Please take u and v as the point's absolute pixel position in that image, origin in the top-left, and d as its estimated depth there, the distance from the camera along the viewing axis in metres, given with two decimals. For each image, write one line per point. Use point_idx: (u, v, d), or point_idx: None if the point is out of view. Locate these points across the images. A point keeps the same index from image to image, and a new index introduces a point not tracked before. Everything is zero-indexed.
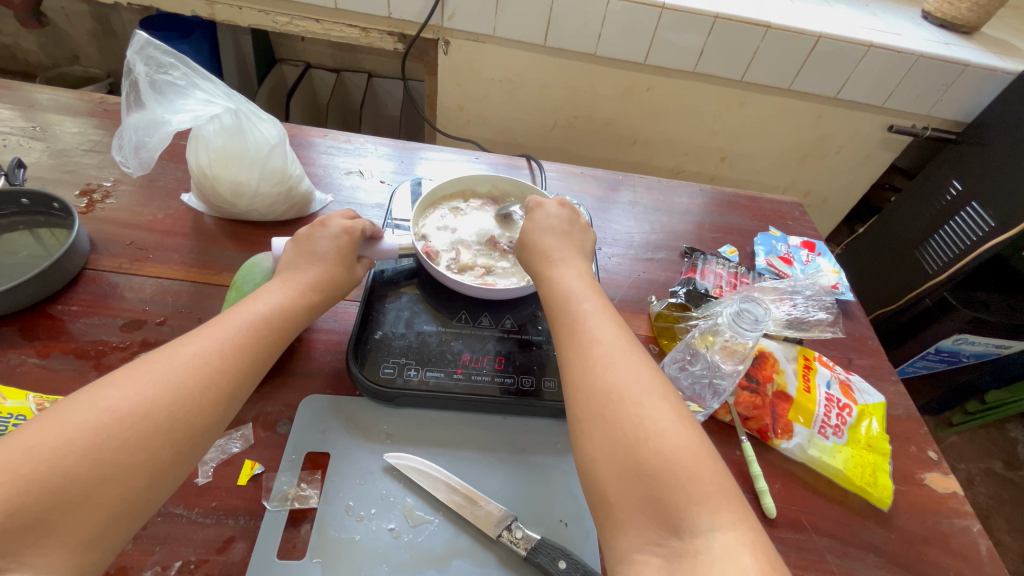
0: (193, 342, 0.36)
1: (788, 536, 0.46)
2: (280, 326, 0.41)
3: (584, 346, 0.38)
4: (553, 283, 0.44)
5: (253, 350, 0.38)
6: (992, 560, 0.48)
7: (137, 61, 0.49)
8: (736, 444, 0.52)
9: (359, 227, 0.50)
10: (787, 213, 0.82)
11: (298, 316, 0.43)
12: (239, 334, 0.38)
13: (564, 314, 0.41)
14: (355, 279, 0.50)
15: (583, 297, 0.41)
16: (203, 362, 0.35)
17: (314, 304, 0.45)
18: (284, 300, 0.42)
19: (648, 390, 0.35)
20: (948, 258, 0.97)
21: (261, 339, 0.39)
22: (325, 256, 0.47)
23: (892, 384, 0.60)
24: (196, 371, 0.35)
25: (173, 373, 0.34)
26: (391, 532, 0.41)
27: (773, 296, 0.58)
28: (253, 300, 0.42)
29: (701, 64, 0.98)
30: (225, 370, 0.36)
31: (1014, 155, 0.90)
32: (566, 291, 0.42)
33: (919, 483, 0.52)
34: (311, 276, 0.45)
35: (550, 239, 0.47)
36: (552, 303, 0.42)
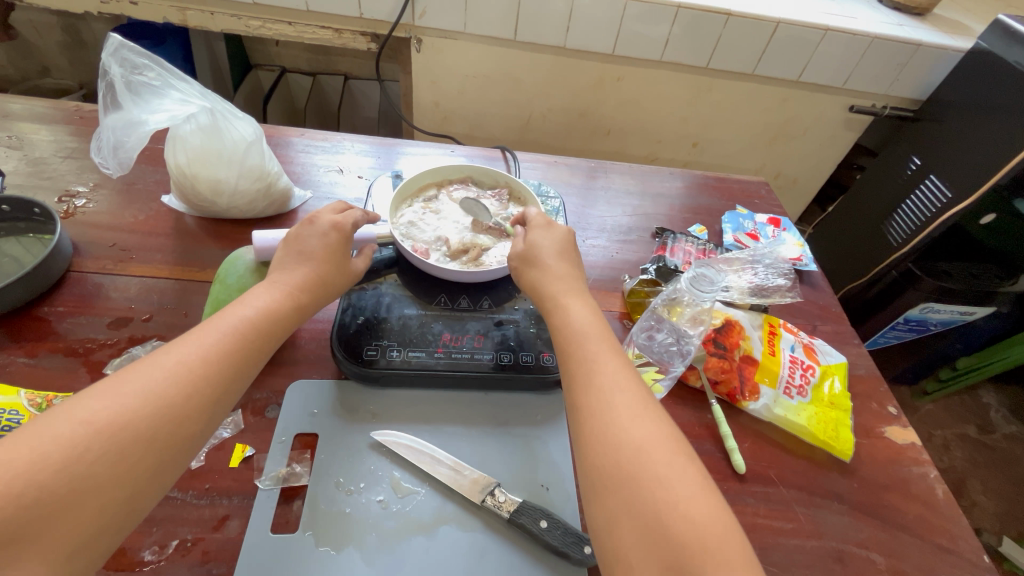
0: (178, 350, 0.38)
1: (757, 489, 0.49)
2: (267, 329, 0.43)
3: (608, 394, 0.39)
4: (565, 322, 0.45)
5: (238, 354, 0.40)
6: (947, 502, 0.51)
7: (112, 63, 0.50)
8: (708, 407, 0.54)
9: (352, 223, 0.52)
10: (753, 192, 0.85)
11: (284, 318, 0.44)
12: (223, 339, 0.40)
13: (583, 356, 0.42)
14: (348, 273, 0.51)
15: (598, 338, 0.43)
16: (188, 370, 0.37)
17: (300, 302, 0.46)
18: (269, 303, 0.44)
19: (673, 451, 0.36)
20: (912, 231, 1.02)
21: (249, 345, 0.41)
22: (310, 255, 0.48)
23: (854, 347, 0.64)
24: (182, 381, 0.36)
25: (157, 382, 0.35)
26: (380, 503, 0.43)
27: (737, 268, 0.62)
28: (239, 304, 0.43)
29: (667, 53, 1.01)
30: (210, 378, 0.37)
31: (968, 131, 0.94)
32: (582, 332, 0.43)
33: (880, 436, 0.55)
34: (299, 279, 0.46)
35: (559, 269, 0.49)
36: (567, 344, 0.43)
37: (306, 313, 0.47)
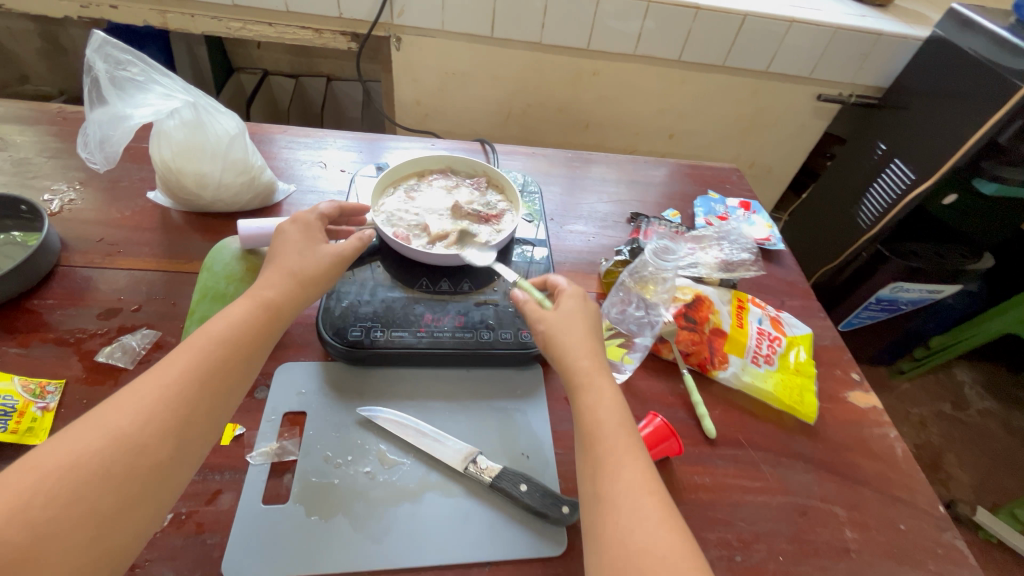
0: (150, 387, 0.37)
1: (727, 452, 0.52)
2: (246, 352, 0.42)
3: (634, 494, 0.38)
4: (593, 409, 0.43)
5: (214, 381, 0.39)
6: (906, 459, 0.54)
7: (96, 59, 0.52)
8: (680, 377, 0.57)
9: (316, 215, 0.54)
10: (725, 178, 0.88)
11: (261, 340, 0.44)
12: (195, 369, 0.39)
13: (611, 447, 0.41)
14: (322, 257, 0.50)
15: (626, 426, 0.42)
16: (162, 411, 0.36)
17: (267, 299, 0.45)
18: (245, 320, 0.43)
19: (694, 564, 0.35)
20: (881, 213, 1.06)
21: (227, 377, 0.40)
22: (284, 265, 0.48)
23: (820, 319, 0.67)
24: (153, 423, 0.36)
25: (128, 425, 0.35)
26: (367, 474, 0.45)
27: (705, 245, 0.66)
28: (214, 321, 0.43)
29: (641, 47, 1.04)
30: (185, 416, 0.37)
31: (929, 116, 0.98)
32: (610, 420, 0.42)
33: (843, 400, 0.58)
34: (276, 293, 0.46)
35: (586, 344, 0.47)
36: (593, 431, 0.42)
37: (285, 317, 0.46)
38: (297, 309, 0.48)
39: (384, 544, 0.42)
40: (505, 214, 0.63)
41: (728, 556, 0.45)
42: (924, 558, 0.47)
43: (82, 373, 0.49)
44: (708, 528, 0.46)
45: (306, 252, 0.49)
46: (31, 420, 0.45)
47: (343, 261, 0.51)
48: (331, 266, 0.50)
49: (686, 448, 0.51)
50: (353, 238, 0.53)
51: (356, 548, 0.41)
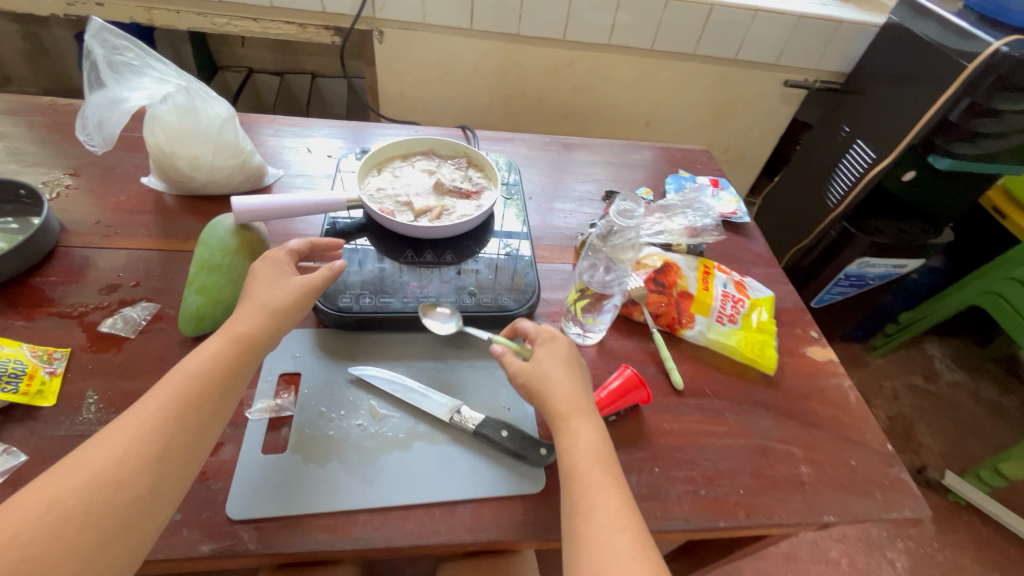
0: (128, 427, 0.39)
1: (694, 401, 0.56)
2: (222, 385, 0.43)
3: (607, 531, 0.39)
4: (571, 448, 0.44)
5: (191, 416, 0.41)
6: (859, 405, 0.59)
7: (94, 44, 0.55)
8: (651, 337, 0.61)
9: (285, 250, 0.53)
10: (696, 159, 0.93)
11: (239, 371, 0.44)
12: (171, 406, 0.40)
13: (588, 484, 0.42)
14: (291, 287, 0.49)
15: (602, 463, 0.43)
16: (140, 450, 0.38)
17: (237, 333, 0.45)
18: (217, 355, 0.44)
19: None
20: (846, 191, 1.12)
21: (204, 412, 0.41)
22: (257, 300, 0.48)
23: (782, 285, 0.71)
24: (131, 460, 0.37)
25: (107, 465, 0.37)
26: (359, 426, 0.49)
27: (672, 215, 0.71)
28: (190, 356, 0.44)
29: (615, 37, 1.09)
30: (162, 451, 0.39)
31: (887, 98, 1.04)
32: (587, 460, 0.43)
33: (802, 355, 0.63)
34: (249, 326, 0.46)
35: (567, 386, 0.47)
36: (570, 470, 0.43)
37: (261, 349, 0.47)
38: (271, 341, 0.48)
39: (376, 486, 0.45)
40: (484, 190, 0.68)
41: (693, 491, 0.49)
42: (871, 489, 0.52)
43: (86, 343, 0.51)
44: (676, 468, 0.50)
45: (277, 284, 0.49)
46: (41, 383, 0.47)
47: (312, 291, 0.50)
48: (302, 297, 0.50)
49: (656, 398, 0.56)
50: (323, 268, 0.52)
51: (350, 490, 0.45)
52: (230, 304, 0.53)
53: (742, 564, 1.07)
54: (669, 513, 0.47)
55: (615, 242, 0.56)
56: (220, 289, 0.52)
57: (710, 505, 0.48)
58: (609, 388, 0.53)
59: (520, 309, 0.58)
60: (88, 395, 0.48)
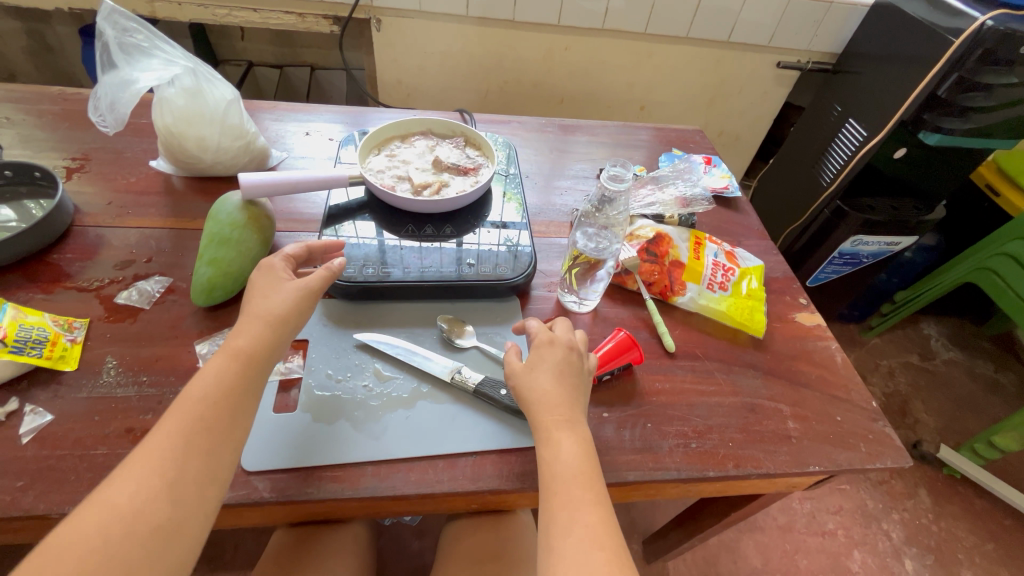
0: (140, 460, 0.38)
1: (686, 362, 0.58)
2: (229, 405, 0.42)
3: (584, 549, 0.39)
4: (553, 461, 0.44)
5: (201, 440, 0.40)
6: (845, 366, 0.61)
7: (105, 26, 0.58)
8: (644, 304, 0.64)
9: (281, 258, 0.52)
10: (688, 138, 0.95)
11: (246, 391, 0.44)
12: (179, 432, 0.40)
13: (568, 500, 0.42)
14: (288, 292, 0.48)
15: (585, 479, 0.43)
16: (153, 481, 0.37)
17: (237, 349, 0.44)
18: (219, 375, 0.43)
19: None
20: (838, 170, 1.13)
21: (214, 435, 0.41)
22: (256, 312, 0.47)
23: (773, 255, 0.73)
24: (144, 491, 0.37)
25: (122, 499, 0.36)
26: (365, 387, 0.52)
27: (665, 188, 0.74)
28: (193, 382, 0.43)
29: (608, 22, 1.11)
30: (176, 476, 0.38)
31: (877, 78, 1.05)
32: (567, 474, 0.43)
33: (791, 320, 0.65)
34: (248, 342, 0.45)
35: (554, 397, 0.46)
36: (550, 483, 0.43)
37: (273, 351, 0.46)
38: (274, 356, 0.46)
39: (382, 441, 0.48)
40: (482, 167, 0.70)
41: (684, 444, 0.51)
42: (856, 442, 0.54)
43: (103, 314, 0.54)
44: (668, 424, 0.53)
45: (273, 292, 0.48)
46: (63, 350, 0.50)
47: (310, 294, 0.49)
48: (298, 303, 0.49)
49: (649, 360, 0.58)
50: (321, 269, 0.51)
51: (357, 444, 0.47)
52: (240, 275, 0.56)
53: (740, 537, 1.10)
54: (662, 464, 0.50)
55: (610, 212, 0.59)
56: (230, 261, 0.55)
57: (700, 456, 0.51)
58: (603, 349, 0.55)
59: (517, 278, 0.60)
60: (108, 360, 0.51)
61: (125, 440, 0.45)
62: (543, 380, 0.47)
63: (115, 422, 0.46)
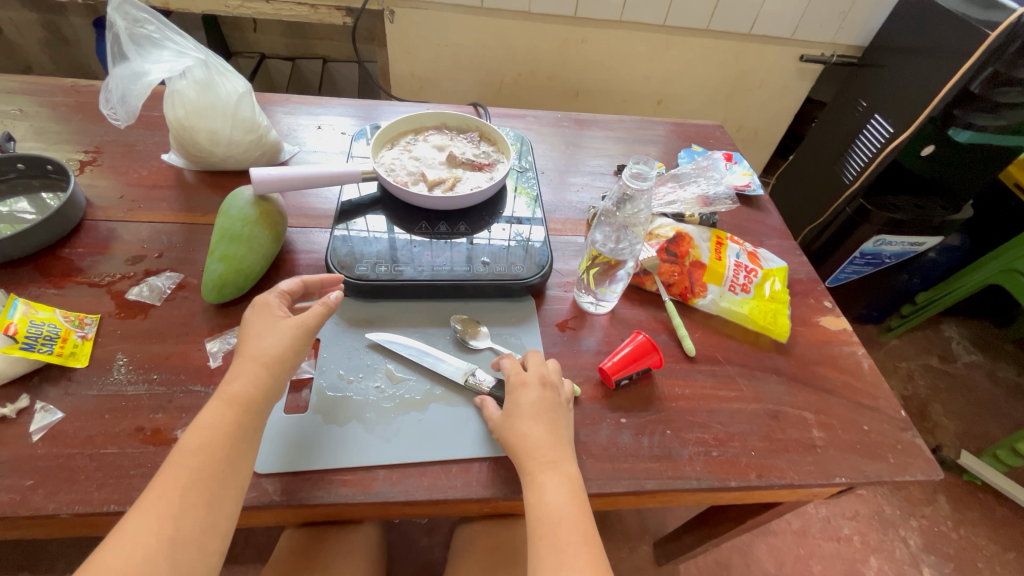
0: (136, 521, 0.37)
1: (705, 367, 0.57)
2: (226, 454, 0.41)
3: None
4: (537, 505, 0.43)
5: (197, 495, 0.39)
6: (871, 372, 0.59)
7: (116, 16, 0.57)
8: (663, 306, 0.62)
9: (276, 295, 0.49)
10: (708, 134, 0.93)
11: (244, 438, 0.42)
12: (175, 488, 0.39)
13: (554, 544, 0.41)
14: (282, 331, 0.46)
15: (572, 521, 0.42)
16: (151, 542, 0.37)
17: (233, 395, 0.43)
18: (217, 423, 0.42)
19: None
20: (862, 168, 1.09)
21: (212, 488, 0.40)
22: (249, 354, 0.45)
23: (796, 256, 0.71)
24: (140, 553, 0.36)
25: (118, 565, 0.35)
26: (378, 388, 0.50)
27: (686, 186, 0.72)
28: (188, 432, 0.41)
29: (626, 13, 1.08)
30: (173, 535, 0.37)
31: (906, 72, 1.01)
32: (554, 518, 0.42)
33: (815, 324, 0.63)
34: (246, 387, 0.43)
35: (539, 437, 0.45)
36: (536, 526, 0.42)
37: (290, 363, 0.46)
38: (272, 398, 0.45)
39: (394, 444, 0.47)
40: (497, 162, 0.68)
41: (704, 452, 0.50)
42: (885, 452, 0.52)
43: (115, 310, 0.53)
44: (688, 430, 0.51)
45: (267, 331, 0.46)
46: (73, 346, 0.49)
47: (305, 331, 0.47)
48: (294, 341, 0.47)
49: (669, 364, 0.56)
50: (317, 303, 0.49)
51: (369, 447, 0.46)
52: (252, 271, 0.55)
53: (753, 542, 1.08)
54: (682, 473, 0.48)
55: (629, 211, 0.57)
56: (242, 257, 0.54)
57: (721, 465, 0.49)
58: (621, 353, 0.53)
59: (533, 278, 0.59)
60: (118, 357, 0.50)
61: (136, 439, 0.45)
62: (513, 424, 0.46)
63: (126, 421, 0.46)
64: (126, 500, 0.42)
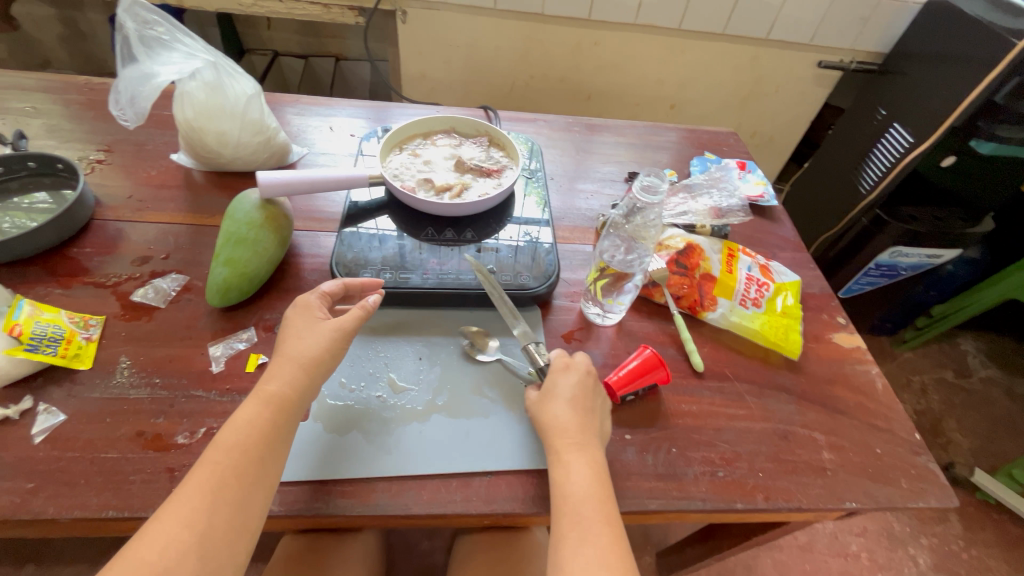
0: (169, 515, 0.37)
1: (713, 383, 0.55)
2: (260, 452, 0.41)
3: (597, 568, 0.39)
4: (563, 482, 0.43)
5: (232, 492, 0.39)
6: (885, 393, 0.57)
7: (126, 18, 0.57)
8: (671, 319, 0.61)
9: (316, 295, 0.49)
10: (722, 141, 0.91)
11: (279, 439, 0.42)
12: (208, 484, 0.39)
13: (578, 521, 0.41)
14: (321, 334, 0.46)
15: (597, 502, 0.42)
16: (184, 536, 0.37)
17: (270, 394, 0.43)
18: (253, 421, 0.42)
19: None
20: (880, 177, 1.06)
21: (245, 485, 0.39)
22: (288, 353, 0.45)
23: (809, 270, 0.69)
24: (173, 549, 0.36)
25: (151, 559, 0.35)
26: (379, 398, 0.50)
27: (697, 197, 0.71)
28: (227, 427, 0.42)
29: (641, 17, 1.06)
30: (205, 532, 0.37)
31: (929, 80, 0.98)
32: (579, 495, 0.42)
33: (828, 341, 0.61)
34: (282, 386, 0.43)
35: (569, 416, 0.46)
36: (560, 504, 0.42)
37: (328, 369, 0.46)
38: (307, 400, 0.45)
39: (395, 455, 0.46)
40: (505, 168, 0.67)
41: (710, 472, 0.49)
42: (897, 477, 0.51)
43: (119, 312, 0.53)
44: (694, 449, 0.50)
45: (307, 333, 0.46)
46: (78, 348, 0.50)
47: (344, 335, 0.47)
48: (332, 345, 0.47)
49: (676, 380, 0.55)
50: (356, 306, 0.49)
51: (369, 458, 0.46)
52: (256, 275, 0.55)
53: (758, 554, 1.06)
54: (687, 493, 0.47)
55: (638, 222, 0.55)
56: (247, 261, 0.54)
57: (728, 486, 0.48)
58: (628, 367, 0.52)
59: (539, 288, 0.58)
60: (122, 359, 0.50)
61: (136, 444, 0.45)
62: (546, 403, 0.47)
63: (127, 425, 0.46)
64: (126, 506, 0.41)
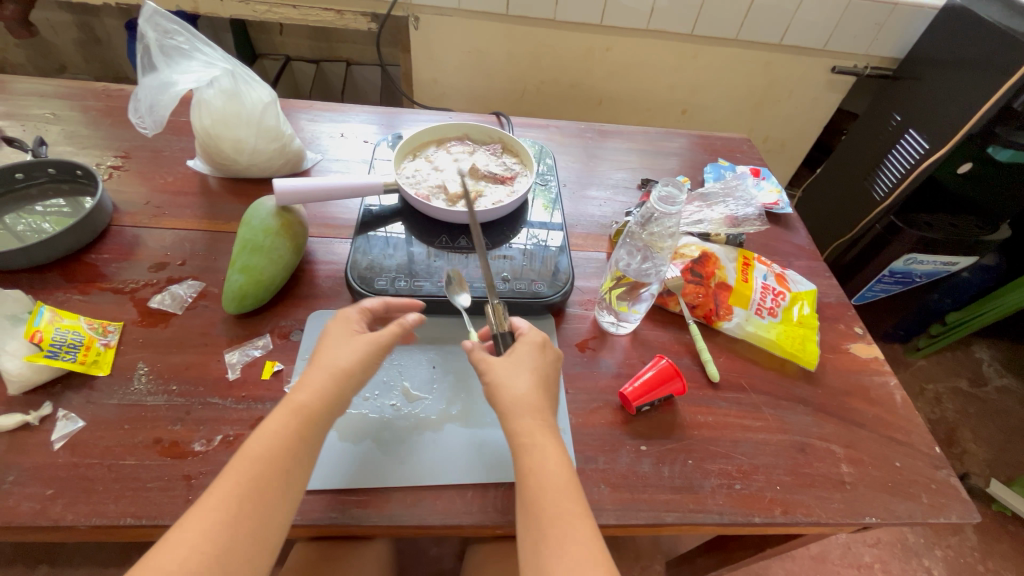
0: (191, 525, 0.37)
1: (730, 394, 0.55)
2: (285, 464, 0.41)
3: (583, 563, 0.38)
4: (535, 471, 0.41)
5: (253, 503, 0.39)
6: (904, 405, 0.56)
7: (147, 28, 0.58)
8: (686, 329, 0.60)
9: (358, 309, 0.50)
10: (735, 147, 0.91)
11: (304, 450, 0.42)
12: (234, 495, 0.38)
13: (558, 514, 0.40)
14: (357, 347, 0.47)
15: (570, 490, 0.41)
16: (206, 548, 0.36)
17: (299, 405, 0.43)
18: (279, 432, 0.42)
19: None
20: (894, 184, 1.05)
21: (269, 496, 0.39)
22: (323, 363, 0.46)
23: (825, 279, 0.69)
24: (195, 560, 0.36)
25: (173, 569, 0.35)
26: (393, 406, 0.50)
27: (713, 204, 0.71)
28: (253, 437, 0.42)
29: (653, 22, 1.06)
30: (227, 545, 0.37)
31: (944, 86, 0.97)
32: (552, 484, 0.41)
33: (845, 351, 0.61)
34: (310, 396, 0.44)
35: (533, 399, 0.44)
36: (534, 496, 0.40)
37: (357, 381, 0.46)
38: None
39: (409, 464, 0.46)
40: (519, 175, 0.67)
41: (727, 485, 0.48)
42: (918, 492, 0.50)
43: (137, 318, 0.54)
44: (710, 461, 0.49)
45: (343, 344, 0.47)
46: (96, 354, 0.50)
47: (378, 348, 0.48)
48: (366, 357, 0.47)
49: (691, 391, 0.55)
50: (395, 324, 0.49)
51: (383, 467, 0.46)
52: (272, 282, 0.55)
53: (769, 564, 1.05)
54: (703, 506, 0.46)
55: (654, 230, 0.55)
56: (262, 268, 0.54)
57: (745, 500, 0.47)
58: (643, 378, 0.52)
59: (554, 296, 0.58)
60: (140, 365, 0.50)
61: (153, 451, 0.45)
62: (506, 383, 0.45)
63: (144, 432, 0.46)
64: (143, 513, 0.41)
